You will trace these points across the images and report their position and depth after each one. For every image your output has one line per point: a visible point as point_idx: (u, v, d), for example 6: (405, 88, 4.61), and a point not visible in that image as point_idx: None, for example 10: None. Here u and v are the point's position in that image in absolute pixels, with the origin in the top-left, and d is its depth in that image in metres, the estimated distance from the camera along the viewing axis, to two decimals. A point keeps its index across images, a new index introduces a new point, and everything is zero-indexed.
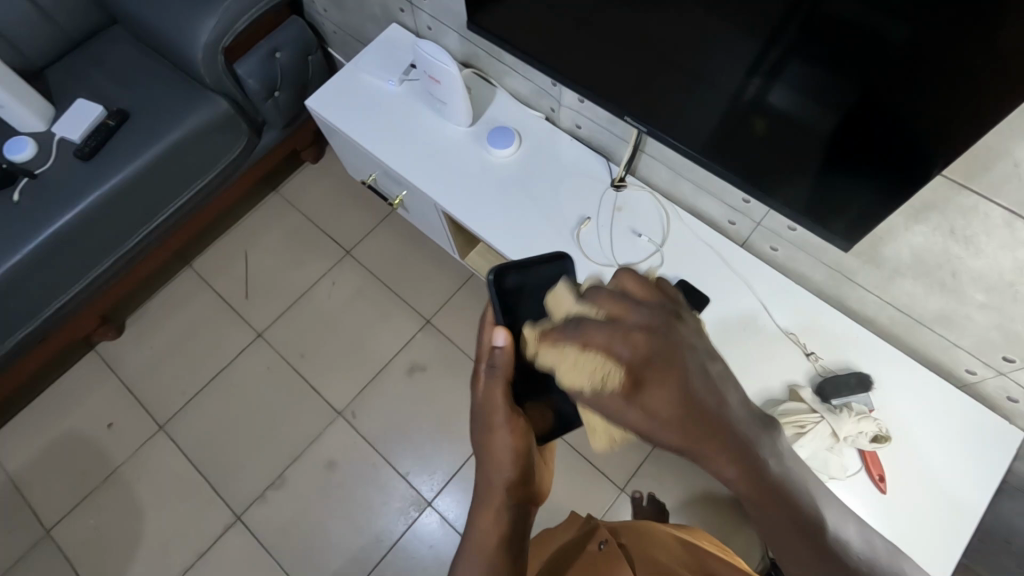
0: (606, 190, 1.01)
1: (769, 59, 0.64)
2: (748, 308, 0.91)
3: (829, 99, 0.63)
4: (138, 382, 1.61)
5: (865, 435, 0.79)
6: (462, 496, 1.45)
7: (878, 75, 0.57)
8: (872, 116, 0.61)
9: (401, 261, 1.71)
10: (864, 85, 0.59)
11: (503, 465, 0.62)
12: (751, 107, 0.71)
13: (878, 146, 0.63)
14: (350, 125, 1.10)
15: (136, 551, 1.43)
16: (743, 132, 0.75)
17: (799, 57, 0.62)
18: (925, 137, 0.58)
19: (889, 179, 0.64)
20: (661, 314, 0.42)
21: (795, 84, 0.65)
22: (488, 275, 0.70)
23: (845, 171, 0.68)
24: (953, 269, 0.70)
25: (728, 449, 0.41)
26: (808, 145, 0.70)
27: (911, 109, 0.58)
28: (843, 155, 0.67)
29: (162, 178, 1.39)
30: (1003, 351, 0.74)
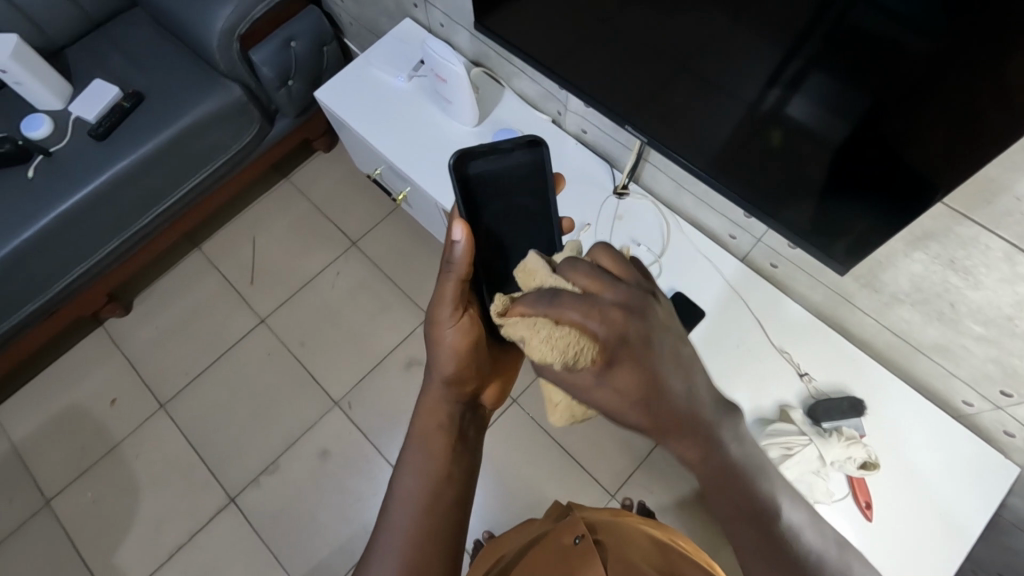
0: (607, 196, 1.00)
1: (786, 70, 0.62)
2: (745, 326, 0.90)
3: (841, 117, 0.61)
4: (141, 360, 1.63)
5: (853, 461, 0.78)
6: None
7: (895, 96, 0.55)
8: (881, 138, 0.59)
9: (406, 254, 1.71)
10: (878, 105, 0.57)
11: (444, 363, 0.65)
12: (760, 119, 0.70)
13: (881, 170, 0.61)
14: (356, 119, 1.10)
15: (131, 527, 1.45)
16: (749, 144, 0.74)
17: (818, 71, 0.59)
18: (931, 164, 0.57)
19: (887, 205, 0.63)
20: (636, 296, 0.48)
21: (809, 100, 0.63)
22: (448, 159, 0.70)
23: (845, 193, 0.67)
24: (951, 300, 0.69)
25: (697, 440, 0.49)
26: (811, 163, 0.68)
27: (920, 135, 0.56)
28: (845, 175, 0.66)
29: (172, 162, 1.41)
30: (1001, 385, 0.72)
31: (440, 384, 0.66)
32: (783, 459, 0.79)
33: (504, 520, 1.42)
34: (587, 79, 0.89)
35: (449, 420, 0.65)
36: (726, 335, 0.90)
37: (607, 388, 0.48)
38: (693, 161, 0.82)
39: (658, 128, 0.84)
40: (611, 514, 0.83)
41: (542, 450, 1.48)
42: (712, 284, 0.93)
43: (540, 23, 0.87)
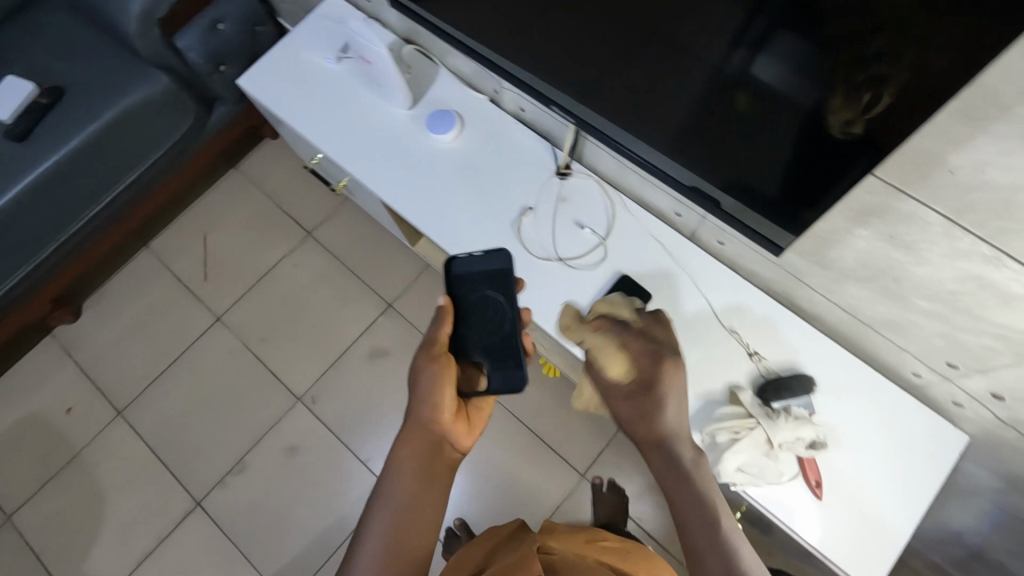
0: (551, 177, 0.96)
1: (748, 30, 0.54)
2: (695, 307, 0.87)
3: (807, 85, 0.54)
4: (96, 366, 1.57)
5: (801, 441, 0.76)
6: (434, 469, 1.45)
7: (867, 61, 0.48)
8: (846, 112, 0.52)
9: (364, 242, 1.65)
10: (847, 73, 0.50)
11: (427, 401, 0.70)
12: (719, 91, 0.61)
13: (841, 150, 0.55)
14: (284, 107, 1.03)
15: (97, 537, 1.42)
16: (705, 124, 0.66)
17: (783, 33, 0.51)
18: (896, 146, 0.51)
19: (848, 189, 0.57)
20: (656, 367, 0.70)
21: (772, 67, 0.55)
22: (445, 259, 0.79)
23: (803, 178, 0.60)
24: (896, 276, 0.66)
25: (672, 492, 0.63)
26: (767, 143, 0.61)
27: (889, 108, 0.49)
28: (803, 158, 0.59)
29: (101, 159, 1.32)
30: (948, 358, 0.71)
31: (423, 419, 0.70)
32: (732, 444, 0.77)
33: (476, 506, 1.41)
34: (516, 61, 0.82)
35: (429, 450, 0.69)
36: (675, 316, 0.87)
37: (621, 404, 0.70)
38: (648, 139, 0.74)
39: (605, 105, 0.76)
40: (585, 548, 0.80)
41: (511, 434, 1.46)
42: (661, 265, 0.90)
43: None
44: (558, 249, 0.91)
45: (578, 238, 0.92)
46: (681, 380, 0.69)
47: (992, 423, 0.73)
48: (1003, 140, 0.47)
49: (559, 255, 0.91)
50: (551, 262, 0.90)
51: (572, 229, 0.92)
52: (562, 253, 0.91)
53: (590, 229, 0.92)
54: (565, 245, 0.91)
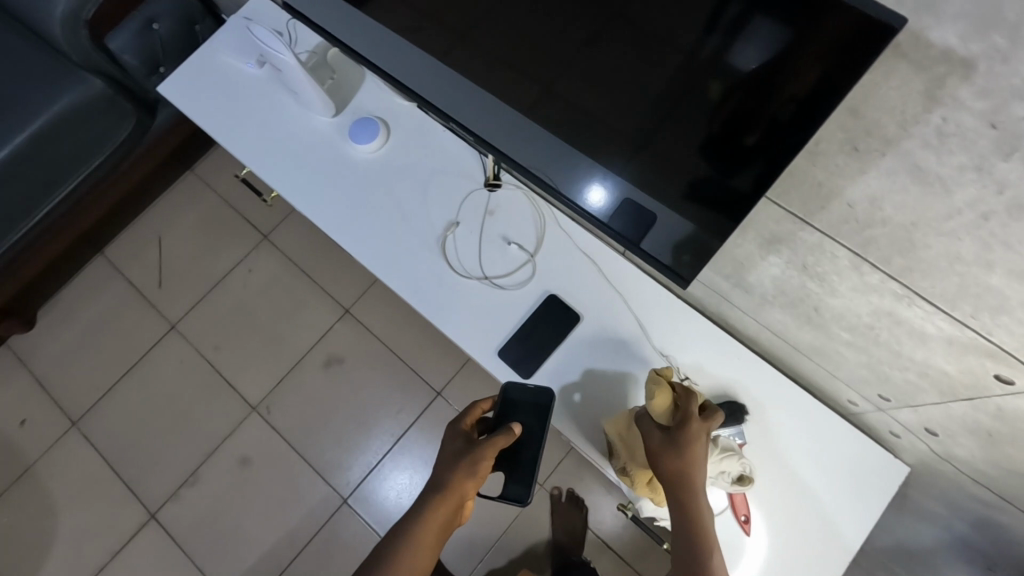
0: (478, 188, 0.90)
1: (724, 12, 0.42)
2: (626, 328, 0.83)
3: (775, 102, 0.44)
4: (50, 376, 1.55)
5: (727, 475, 0.72)
6: (401, 461, 1.43)
7: (827, 92, 0.41)
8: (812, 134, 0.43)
9: (320, 245, 1.61)
10: (825, 86, 0.41)
11: (462, 485, 0.69)
12: (678, 98, 0.50)
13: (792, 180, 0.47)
14: (205, 116, 0.99)
15: (51, 549, 1.41)
16: (657, 139, 0.55)
17: (764, 23, 0.41)
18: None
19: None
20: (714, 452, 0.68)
21: (749, 66, 0.44)
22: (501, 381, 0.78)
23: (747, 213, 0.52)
24: (814, 306, 0.61)
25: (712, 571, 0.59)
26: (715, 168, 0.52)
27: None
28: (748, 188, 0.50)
29: (36, 168, 1.27)
30: (878, 390, 0.66)
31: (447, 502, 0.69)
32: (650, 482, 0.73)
33: None
34: (430, 84, 0.78)
35: (449, 517, 0.69)
36: (602, 338, 0.83)
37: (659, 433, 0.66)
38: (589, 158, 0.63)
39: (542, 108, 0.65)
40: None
41: None
42: (591, 283, 0.85)
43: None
44: (483, 267, 0.87)
45: (504, 255, 0.87)
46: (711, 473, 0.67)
47: (928, 455, 0.69)
48: (893, 175, 0.43)
49: (484, 274, 0.86)
50: (476, 281, 0.86)
51: (499, 245, 0.87)
52: (487, 271, 0.86)
53: (518, 245, 0.87)
54: (491, 263, 0.87)
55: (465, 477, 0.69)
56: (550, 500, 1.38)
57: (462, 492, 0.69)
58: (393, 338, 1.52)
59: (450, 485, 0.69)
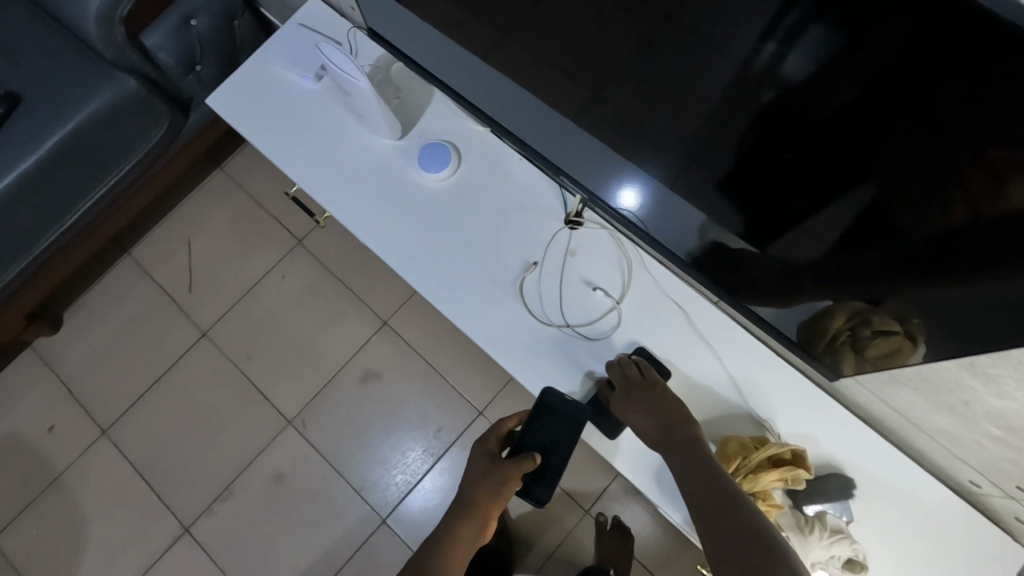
0: (559, 227, 0.84)
1: (780, 22, 0.42)
2: (721, 389, 0.77)
3: (806, 140, 0.47)
4: (78, 381, 1.50)
5: (837, 560, 0.67)
6: (443, 482, 1.38)
7: (861, 134, 0.44)
8: (857, 137, 0.44)
9: (356, 252, 1.54)
10: (869, 100, 0.41)
11: (488, 500, 0.73)
12: (731, 120, 0.51)
13: (830, 183, 0.48)
14: (256, 131, 0.92)
15: (82, 562, 1.38)
16: (710, 160, 0.57)
17: (819, 35, 0.40)
18: (928, 206, 0.43)
19: (844, 232, 0.51)
20: (649, 397, 0.70)
21: (803, 73, 0.43)
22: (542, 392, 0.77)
23: (790, 211, 0.54)
24: (965, 398, 0.56)
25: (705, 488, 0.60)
26: (755, 169, 0.53)
27: (905, 154, 0.42)
28: (786, 188, 0.52)
29: (65, 175, 1.21)
30: (1016, 482, 0.60)
31: (471, 518, 0.73)
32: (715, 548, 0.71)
33: None
34: (482, 89, 0.79)
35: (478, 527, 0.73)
36: (698, 400, 0.77)
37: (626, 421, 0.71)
38: (723, 201, 0.60)
39: (663, 141, 0.60)
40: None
41: None
42: (680, 334, 0.79)
43: (467, 12, 0.68)
44: (563, 313, 0.81)
45: (588, 300, 0.81)
46: (668, 411, 0.69)
47: None
48: None
49: (565, 321, 0.81)
50: (556, 329, 0.80)
51: (581, 290, 0.82)
52: (569, 318, 0.81)
53: (602, 290, 0.81)
54: (573, 309, 0.81)
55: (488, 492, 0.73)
56: (594, 527, 1.34)
57: (489, 505, 0.73)
58: (433, 352, 1.46)
59: (474, 503, 0.73)
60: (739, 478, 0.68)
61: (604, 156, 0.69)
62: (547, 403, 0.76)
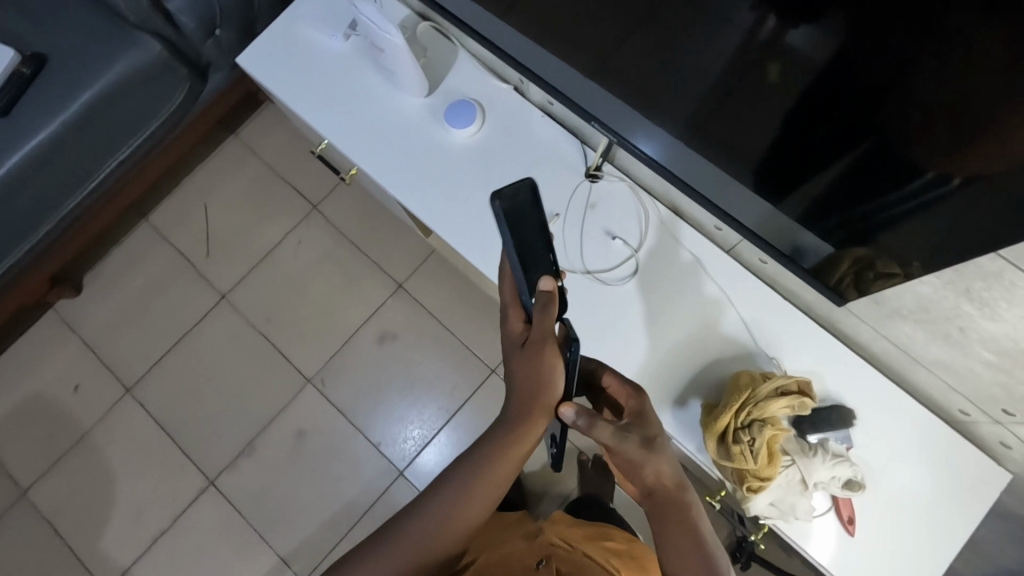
0: (580, 180, 0.89)
1: None
2: (732, 330, 0.82)
3: (820, 94, 0.52)
4: (100, 343, 1.54)
5: (838, 480, 0.74)
6: (457, 439, 1.45)
7: (869, 84, 0.48)
8: (856, 92, 0.49)
9: (371, 218, 1.58)
10: (872, 52, 0.46)
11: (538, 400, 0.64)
12: (748, 75, 0.56)
13: (842, 136, 0.53)
14: (286, 89, 0.95)
15: (113, 513, 1.44)
16: (726, 111, 0.62)
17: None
18: (919, 150, 0.49)
19: (860, 179, 0.55)
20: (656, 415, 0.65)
21: (806, 41, 0.49)
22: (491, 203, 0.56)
23: (806, 164, 0.59)
24: (961, 325, 0.62)
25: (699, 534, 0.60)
26: (766, 126, 0.59)
27: (907, 101, 0.47)
28: (806, 140, 0.57)
29: (90, 138, 1.24)
30: (1003, 405, 0.66)
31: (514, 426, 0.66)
32: (730, 474, 0.76)
33: None
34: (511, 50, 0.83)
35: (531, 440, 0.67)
36: (710, 340, 0.82)
37: (636, 438, 0.60)
38: (740, 150, 0.65)
39: (686, 94, 0.64)
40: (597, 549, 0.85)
41: None
42: (695, 280, 0.84)
43: None
44: (584, 261, 0.86)
45: (607, 249, 0.86)
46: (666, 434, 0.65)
47: None
48: None
49: (586, 267, 0.86)
50: (578, 275, 0.86)
51: (601, 239, 0.87)
52: (589, 265, 0.86)
53: (621, 240, 0.86)
54: (593, 257, 0.86)
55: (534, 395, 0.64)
56: None
57: (542, 410, 0.64)
58: (447, 314, 1.51)
59: (505, 444, 0.67)
60: (751, 405, 0.73)
61: (624, 112, 0.74)
62: (511, 212, 0.57)
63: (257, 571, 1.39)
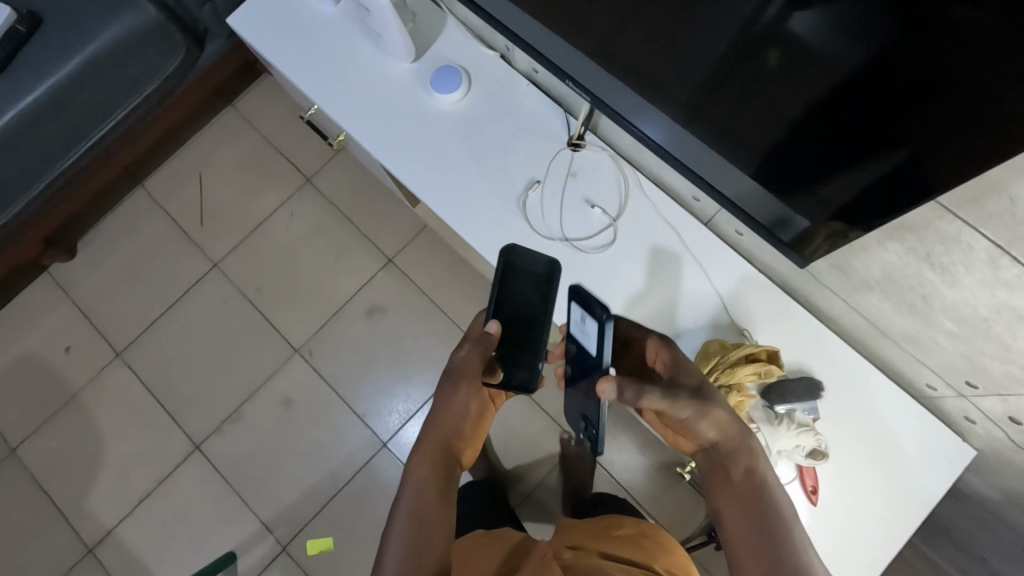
0: (561, 149, 0.90)
1: None
2: (705, 300, 0.83)
3: (853, 92, 0.51)
4: (92, 306, 1.56)
5: (801, 449, 0.74)
6: None
7: (907, 92, 0.48)
8: (893, 96, 0.49)
9: (364, 192, 1.59)
10: (926, 60, 0.45)
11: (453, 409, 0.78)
12: (720, 35, 0.57)
13: (859, 137, 0.54)
14: (275, 52, 0.96)
15: (99, 473, 1.46)
16: (700, 76, 0.62)
17: None
18: (930, 168, 0.51)
19: (861, 181, 0.57)
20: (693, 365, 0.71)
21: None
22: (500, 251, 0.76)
23: (810, 157, 0.59)
24: (924, 294, 0.63)
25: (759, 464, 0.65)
26: (771, 115, 0.59)
27: (938, 118, 0.47)
28: (817, 137, 0.57)
29: (88, 98, 1.25)
30: (966, 377, 0.67)
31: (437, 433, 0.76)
32: None
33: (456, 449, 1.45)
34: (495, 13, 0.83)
35: (443, 465, 0.72)
36: (685, 310, 0.83)
37: (685, 395, 0.65)
38: (712, 114, 0.65)
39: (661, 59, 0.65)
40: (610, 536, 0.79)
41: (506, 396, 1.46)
42: (673, 252, 0.85)
43: None
44: (563, 228, 0.87)
45: (586, 217, 0.87)
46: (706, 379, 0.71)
47: (1002, 443, 0.71)
48: None
49: (564, 235, 0.86)
50: (555, 243, 0.86)
51: (581, 207, 0.87)
52: (568, 232, 0.86)
53: (600, 208, 0.87)
54: (572, 224, 0.87)
55: (452, 426, 0.77)
56: (560, 445, 1.40)
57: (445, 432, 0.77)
58: (435, 289, 1.52)
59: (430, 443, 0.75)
60: (718, 373, 0.74)
61: (607, 86, 0.74)
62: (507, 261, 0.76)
63: (238, 534, 1.41)
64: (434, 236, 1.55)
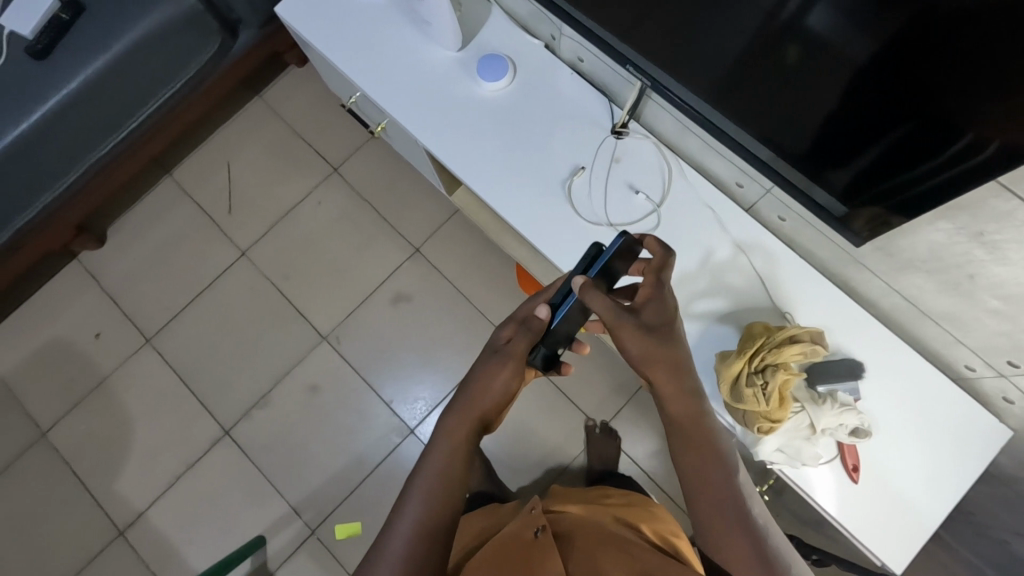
0: (606, 136, 0.92)
1: None
2: (748, 284, 0.85)
3: (870, 54, 0.54)
4: (121, 293, 1.58)
5: (845, 427, 0.77)
6: None
7: (919, 45, 0.50)
8: (905, 51, 0.51)
9: (390, 182, 1.61)
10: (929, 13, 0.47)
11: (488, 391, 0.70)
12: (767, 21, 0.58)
13: (883, 97, 0.56)
14: (320, 38, 0.98)
15: (129, 456, 1.48)
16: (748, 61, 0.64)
17: None
18: (957, 110, 0.51)
19: (893, 141, 0.58)
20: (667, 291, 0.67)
21: None
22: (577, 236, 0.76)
23: (839, 124, 0.61)
24: (971, 273, 0.65)
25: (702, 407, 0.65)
26: (801, 87, 0.61)
27: (955, 61, 0.49)
28: (843, 100, 0.59)
29: (124, 85, 1.27)
30: (1008, 357, 0.69)
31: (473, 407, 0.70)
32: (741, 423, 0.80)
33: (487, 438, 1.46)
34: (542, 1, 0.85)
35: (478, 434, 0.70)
36: (729, 294, 0.85)
37: (631, 321, 0.63)
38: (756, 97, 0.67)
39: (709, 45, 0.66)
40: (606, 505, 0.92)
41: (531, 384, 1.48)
42: (716, 236, 0.87)
43: None
44: (608, 213, 0.89)
45: (631, 202, 0.89)
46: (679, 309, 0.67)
47: None
48: None
49: (610, 220, 0.88)
50: (602, 227, 0.88)
51: (626, 193, 0.89)
52: (614, 217, 0.88)
53: (645, 194, 0.89)
54: (617, 209, 0.89)
55: (487, 406, 0.70)
56: (585, 432, 1.42)
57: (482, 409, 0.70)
58: (461, 278, 1.54)
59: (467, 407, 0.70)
60: (765, 352, 0.76)
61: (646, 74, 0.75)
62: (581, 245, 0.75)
63: (267, 518, 1.43)
64: (460, 226, 1.57)
